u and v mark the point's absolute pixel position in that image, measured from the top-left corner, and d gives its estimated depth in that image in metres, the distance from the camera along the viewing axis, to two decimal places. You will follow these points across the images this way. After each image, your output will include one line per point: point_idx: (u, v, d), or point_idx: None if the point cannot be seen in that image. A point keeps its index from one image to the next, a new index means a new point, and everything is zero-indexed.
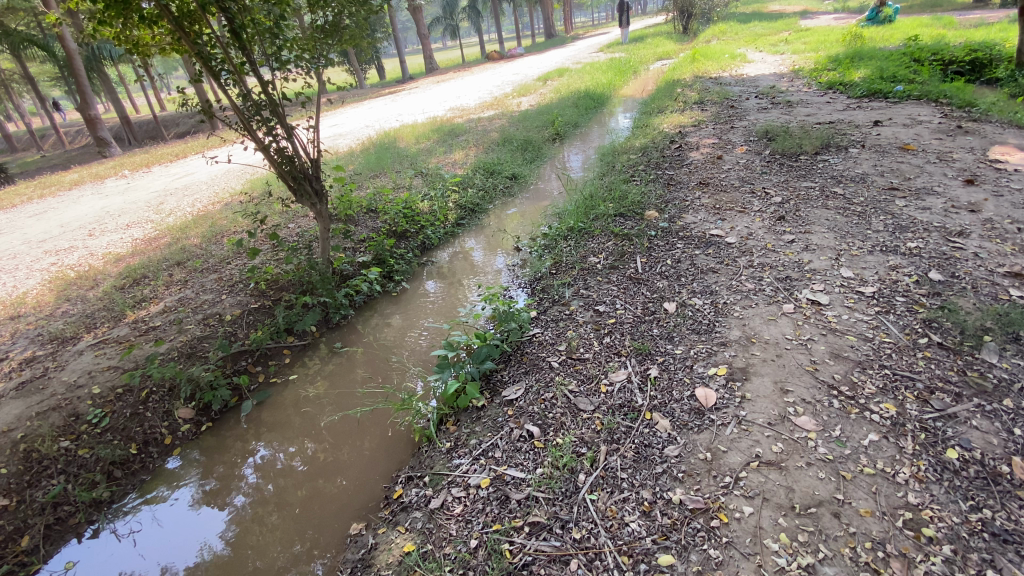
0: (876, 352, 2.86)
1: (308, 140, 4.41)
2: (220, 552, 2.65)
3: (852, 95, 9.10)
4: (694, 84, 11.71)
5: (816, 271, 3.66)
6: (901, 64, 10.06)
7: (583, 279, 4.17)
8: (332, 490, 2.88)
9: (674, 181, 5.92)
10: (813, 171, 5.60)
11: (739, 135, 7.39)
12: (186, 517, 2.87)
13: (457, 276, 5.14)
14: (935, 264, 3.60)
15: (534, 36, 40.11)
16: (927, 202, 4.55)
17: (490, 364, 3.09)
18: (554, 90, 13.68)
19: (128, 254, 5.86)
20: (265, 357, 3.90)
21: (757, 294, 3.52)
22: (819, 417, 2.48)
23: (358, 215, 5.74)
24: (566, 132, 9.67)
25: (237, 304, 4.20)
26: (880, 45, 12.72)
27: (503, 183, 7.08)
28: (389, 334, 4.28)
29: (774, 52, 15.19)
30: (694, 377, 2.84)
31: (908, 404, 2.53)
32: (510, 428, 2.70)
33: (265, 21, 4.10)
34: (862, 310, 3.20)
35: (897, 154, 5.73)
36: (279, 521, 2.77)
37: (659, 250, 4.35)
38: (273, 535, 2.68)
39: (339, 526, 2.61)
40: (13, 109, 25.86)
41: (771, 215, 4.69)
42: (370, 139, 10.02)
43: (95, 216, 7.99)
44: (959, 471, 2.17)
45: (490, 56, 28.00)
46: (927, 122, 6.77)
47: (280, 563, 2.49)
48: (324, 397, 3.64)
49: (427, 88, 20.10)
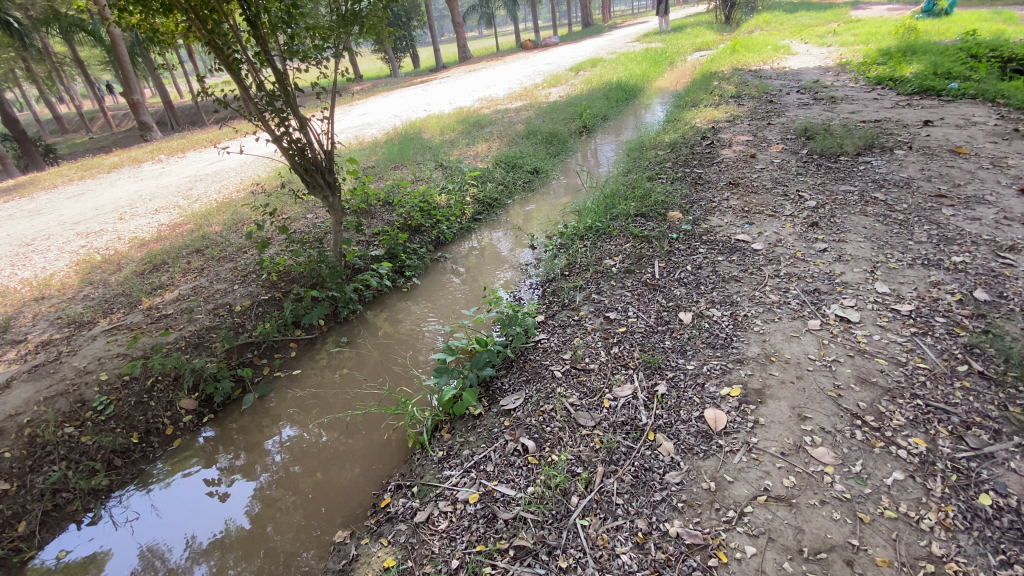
0: (908, 378, 2.61)
1: (322, 131, 4.35)
2: (243, 527, 2.71)
3: (902, 91, 8.52)
4: (731, 77, 11.21)
5: (848, 285, 3.40)
6: (957, 59, 9.38)
7: (596, 282, 4.01)
8: (337, 481, 2.86)
9: (701, 181, 5.64)
10: (852, 173, 5.24)
11: (776, 132, 7.01)
12: (189, 504, 2.91)
13: (469, 273, 5.04)
14: (982, 282, 3.28)
15: (570, 25, 39.37)
16: (977, 211, 4.19)
17: (490, 371, 2.96)
18: (585, 81, 13.36)
19: (152, 239, 5.99)
20: (271, 350, 3.90)
21: (780, 307, 3.29)
22: (839, 449, 2.28)
23: (375, 207, 5.70)
24: (593, 125, 9.40)
25: (247, 295, 4.22)
26: (936, 38, 11.90)
27: (524, 178, 6.92)
28: (397, 331, 4.22)
29: (820, 44, 14.43)
30: (704, 396, 2.65)
31: (940, 440, 2.30)
32: (505, 440, 2.59)
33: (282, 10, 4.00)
34: (895, 330, 2.94)
35: (947, 157, 5.31)
36: (283, 510, 2.75)
37: (679, 255, 4.14)
38: (285, 519, 2.68)
39: (352, 510, 2.62)
40: (67, 92, 27.06)
41: (802, 220, 4.40)
42: (395, 129, 9.99)
43: (128, 200, 8.23)
44: (991, 520, 1.95)
45: (524, 45, 27.61)
46: (983, 123, 6.26)
47: (288, 549, 2.49)
48: (326, 392, 3.60)
49: (458, 77, 19.98)
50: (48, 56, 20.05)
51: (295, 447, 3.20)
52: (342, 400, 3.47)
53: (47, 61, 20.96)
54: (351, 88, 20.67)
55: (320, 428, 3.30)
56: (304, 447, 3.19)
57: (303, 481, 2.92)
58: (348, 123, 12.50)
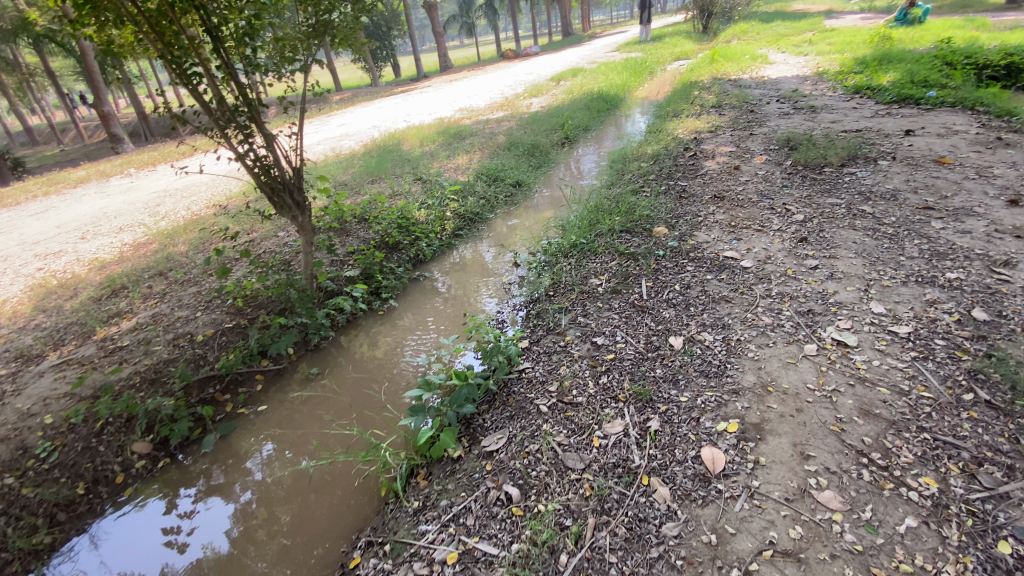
0: (912, 409, 2.47)
1: (291, 148, 4.11)
2: (223, 551, 2.65)
3: (881, 100, 8.58)
4: (712, 87, 11.23)
5: (843, 305, 3.27)
6: (932, 68, 9.49)
7: (582, 304, 3.82)
8: (316, 507, 2.74)
9: (687, 194, 5.52)
10: (838, 185, 5.17)
11: (759, 142, 6.95)
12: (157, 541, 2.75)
13: (450, 293, 4.81)
14: (979, 300, 3.18)
15: (550, 34, 39.58)
16: (966, 225, 4.12)
17: (470, 408, 2.72)
18: (566, 91, 13.30)
19: (113, 261, 5.66)
20: (235, 384, 3.63)
21: (774, 330, 3.14)
22: (846, 492, 2.11)
23: (350, 224, 5.46)
24: (576, 136, 9.30)
25: (210, 323, 3.94)
26: (910, 47, 12.10)
27: (505, 191, 6.73)
28: (372, 358, 3.98)
29: (797, 53, 14.60)
30: (700, 433, 2.47)
31: (952, 479, 2.14)
32: (487, 488, 2.37)
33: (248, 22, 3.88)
34: (894, 355, 2.81)
35: (931, 167, 5.27)
36: (261, 541, 2.64)
37: (666, 273, 3.98)
38: (262, 552, 2.57)
39: (331, 541, 2.51)
40: (35, 103, 26.22)
41: (791, 235, 4.29)
42: (374, 141, 9.75)
43: (92, 217, 7.85)
44: (1014, 573, 1.79)
45: (505, 54, 27.61)
46: (963, 132, 6.27)
47: None
48: (295, 429, 3.34)
49: (439, 87, 19.82)
50: (15, 67, 19.38)
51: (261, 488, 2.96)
52: (311, 439, 3.22)
53: (13, 72, 20.27)
54: (330, 98, 20.36)
55: (287, 468, 3.05)
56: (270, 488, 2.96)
57: (271, 523, 2.74)
58: (325, 134, 12.22)
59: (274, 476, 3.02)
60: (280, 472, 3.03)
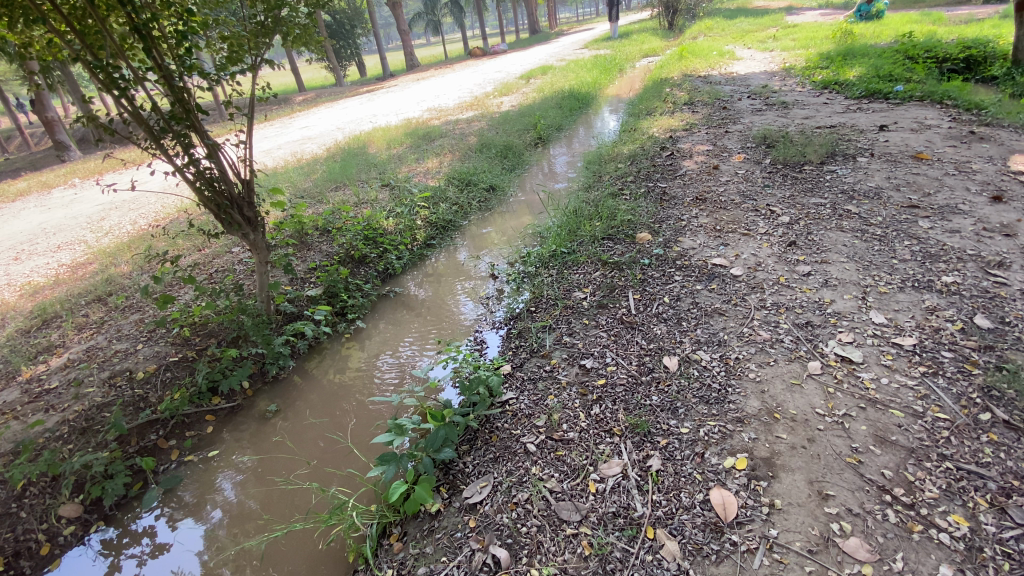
0: (929, 434, 2.28)
1: (238, 159, 3.70)
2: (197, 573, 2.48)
3: (850, 95, 8.60)
4: (683, 84, 11.14)
5: (841, 315, 3.09)
6: (896, 62, 9.59)
7: (567, 320, 3.53)
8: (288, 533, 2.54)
9: (667, 196, 5.31)
10: (820, 184, 5.05)
11: (735, 140, 6.81)
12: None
13: (424, 309, 4.47)
14: (980, 306, 3.04)
15: (518, 31, 39.20)
16: (953, 223, 4.02)
17: (448, 453, 2.41)
18: (536, 89, 13.06)
19: (46, 285, 5.08)
20: (181, 427, 3.24)
21: (774, 346, 2.93)
22: (873, 538, 1.88)
23: (312, 237, 5.05)
24: (549, 135, 9.05)
25: (152, 358, 3.52)
26: (871, 41, 12.29)
27: (479, 196, 6.41)
28: (339, 389, 3.62)
29: (763, 49, 14.69)
30: (706, 473, 2.22)
31: (983, 515, 1.93)
32: (471, 551, 2.06)
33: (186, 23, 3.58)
34: (903, 372, 2.63)
35: (910, 164, 5.20)
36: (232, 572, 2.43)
37: (654, 284, 3.75)
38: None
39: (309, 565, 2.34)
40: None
41: (779, 239, 4.12)
42: (338, 145, 9.28)
43: (28, 233, 7.15)
44: None
45: (473, 52, 27.18)
46: (936, 126, 6.27)
47: None
48: (253, 474, 2.99)
49: (406, 86, 19.30)
50: None
51: (212, 544, 2.61)
52: (272, 487, 2.86)
53: None
54: (293, 100, 19.60)
55: (249, 515, 2.74)
56: (226, 540, 2.62)
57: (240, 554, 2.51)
58: (287, 137, 11.67)
59: (234, 524, 2.71)
60: (240, 520, 2.72)
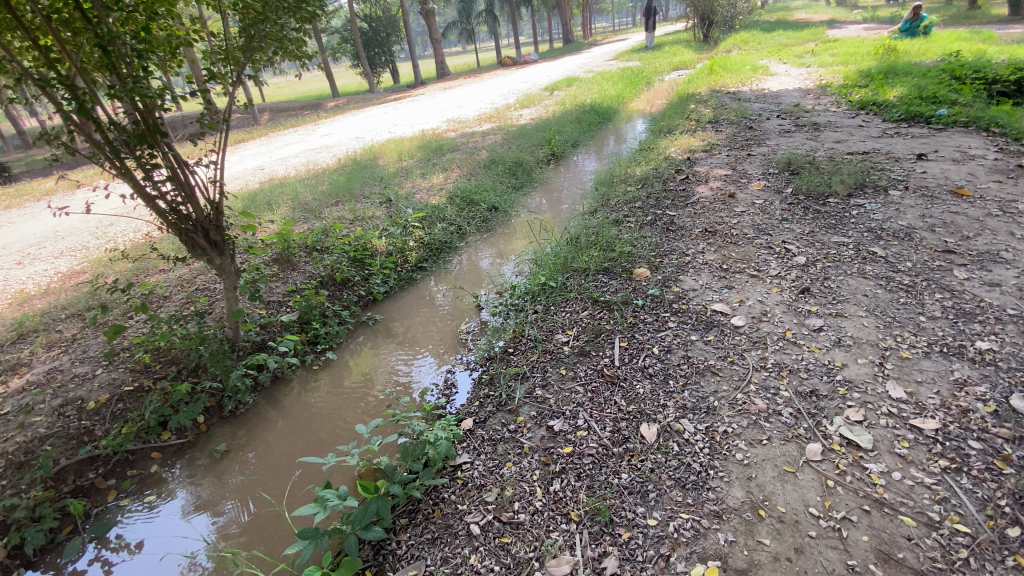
0: (945, 553, 1.87)
1: (207, 180, 3.54)
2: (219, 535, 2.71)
3: (888, 117, 8.02)
4: (709, 100, 10.67)
5: (852, 385, 2.68)
6: (941, 82, 8.93)
7: (542, 368, 3.20)
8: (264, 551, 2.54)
9: (673, 226, 4.95)
10: (844, 220, 4.60)
11: (756, 165, 6.35)
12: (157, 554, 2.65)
13: (403, 340, 4.22)
14: (1018, 382, 2.58)
15: (552, 39, 38.98)
16: (993, 274, 3.53)
17: (376, 533, 2.12)
18: (558, 102, 12.77)
19: (35, 294, 5.02)
20: (124, 465, 3.10)
21: (769, 420, 2.54)
22: None
23: (299, 256, 4.89)
24: (563, 152, 8.77)
25: (107, 386, 3.37)
26: (916, 59, 11.54)
27: (480, 217, 6.17)
28: (299, 430, 3.41)
29: (798, 64, 14.04)
30: None
31: None
32: None
33: (161, 37, 3.48)
34: (920, 465, 2.22)
35: (948, 200, 4.69)
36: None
37: (644, 331, 3.40)
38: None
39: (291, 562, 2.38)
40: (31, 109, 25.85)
41: (791, 284, 3.71)
42: (350, 155, 9.19)
43: (38, 236, 7.20)
44: None
45: (503, 63, 27.18)
46: (981, 156, 5.70)
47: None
48: (203, 516, 2.85)
49: (432, 95, 19.31)
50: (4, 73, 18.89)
51: None
52: (216, 537, 2.69)
53: None
54: (322, 105, 19.83)
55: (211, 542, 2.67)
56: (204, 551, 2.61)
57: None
58: (306, 145, 11.76)
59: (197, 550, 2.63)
60: (203, 545, 2.65)
